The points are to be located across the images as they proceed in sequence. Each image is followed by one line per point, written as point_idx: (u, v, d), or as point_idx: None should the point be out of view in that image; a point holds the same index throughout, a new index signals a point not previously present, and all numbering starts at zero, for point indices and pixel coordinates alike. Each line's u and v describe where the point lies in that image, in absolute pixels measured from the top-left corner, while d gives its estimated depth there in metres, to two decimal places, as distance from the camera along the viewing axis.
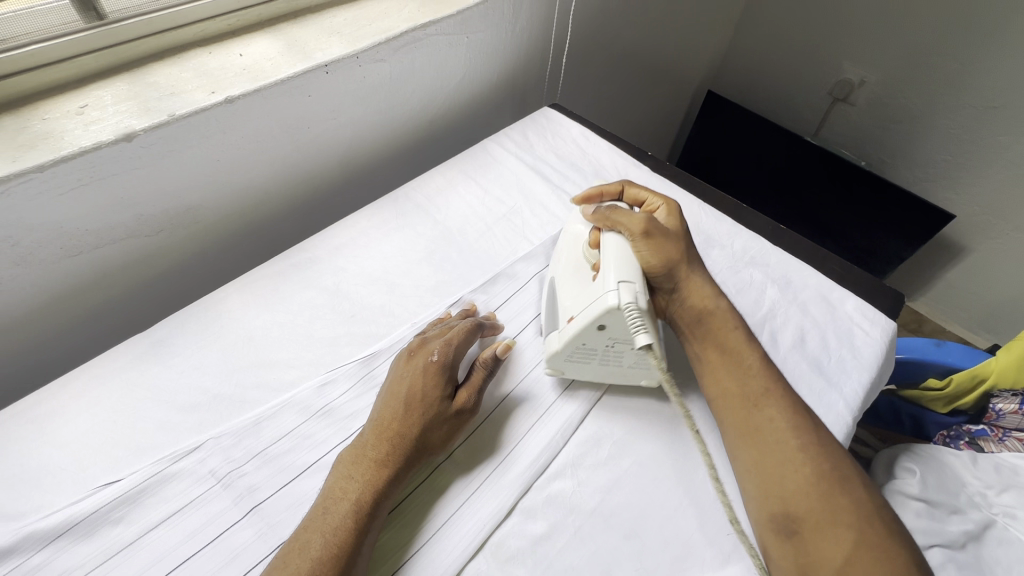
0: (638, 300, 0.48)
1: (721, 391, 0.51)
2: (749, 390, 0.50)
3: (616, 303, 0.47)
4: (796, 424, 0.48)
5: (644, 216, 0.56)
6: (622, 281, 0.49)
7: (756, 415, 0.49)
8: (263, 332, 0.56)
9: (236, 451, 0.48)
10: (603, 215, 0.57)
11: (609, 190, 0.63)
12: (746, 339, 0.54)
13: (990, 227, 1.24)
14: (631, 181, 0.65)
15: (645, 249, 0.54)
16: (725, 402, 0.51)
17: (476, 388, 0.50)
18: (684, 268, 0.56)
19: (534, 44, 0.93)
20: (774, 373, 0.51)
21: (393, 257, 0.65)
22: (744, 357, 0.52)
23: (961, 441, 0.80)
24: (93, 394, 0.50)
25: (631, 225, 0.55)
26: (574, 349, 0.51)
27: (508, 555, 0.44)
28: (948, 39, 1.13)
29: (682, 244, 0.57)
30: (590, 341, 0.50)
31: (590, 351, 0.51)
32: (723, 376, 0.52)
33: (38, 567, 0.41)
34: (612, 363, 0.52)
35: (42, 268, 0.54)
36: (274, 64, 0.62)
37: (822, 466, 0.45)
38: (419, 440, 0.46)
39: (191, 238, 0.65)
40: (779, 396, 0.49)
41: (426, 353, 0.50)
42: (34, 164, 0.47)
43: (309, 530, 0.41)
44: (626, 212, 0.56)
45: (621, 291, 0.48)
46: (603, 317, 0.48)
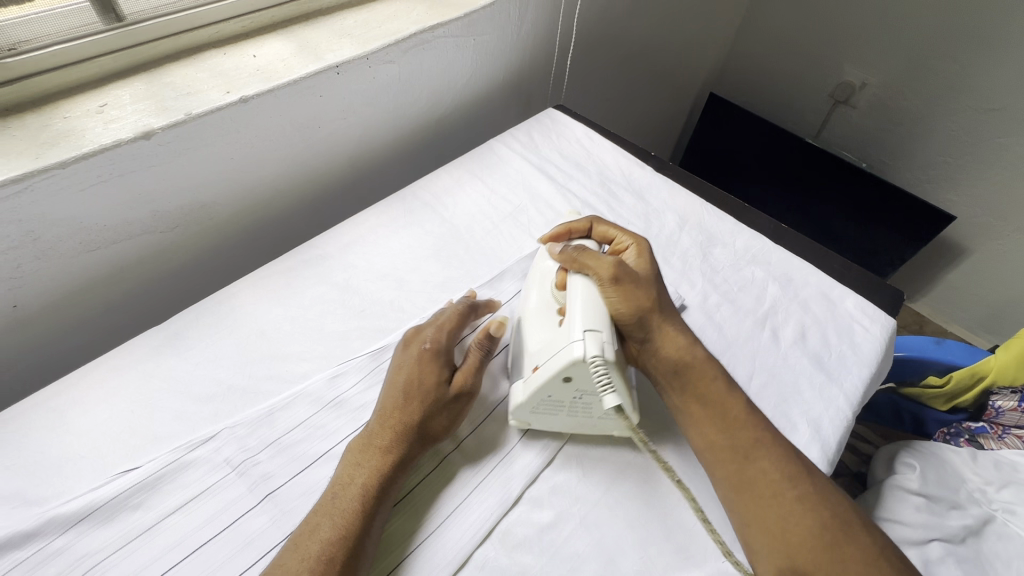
0: (605, 351, 0.45)
1: (708, 443, 0.48)
2: (737, 441, 0.47)
3: (581, 355, 0.45)
4: (791, 472, 0.45)
5: (614, 259, 0.52)
6: (588, 329, 0.46)
7: (748, 468, 0.46)
8: (276, 326, 0.58)
9: (251, 441, 0.49)
10: (571, 255, 0.53)
11: (577, 227, 0.60)
12: (728, 387, 0.50)
13: (991, 228, 1.25)
14: (602, 217, 0.61)
15: (616, 296, 0.51)
16: (713, 455, 0.48)
17: (473, 369, 0.51)
18: (657, 317, 0.51)
19: (540, 46, 0.95)
20: (760, 420, 0.49)
21: (401, 253, 0.66)
22: (728, 406, 0.49)
23: (961, 438, 0.80)
24: (111, 385, 0.51)
25: (599, 269, 0.51)
26: (539, 401, 0.48)
27: (514, 543, 0.45)
28: (948, 42, 1.14)
29: (656, 289, 0.53)
30: (556, 393, 0.47)
31: (556, 403, 0.48)
32: (708, 428, 0.49)
33: (59, 550, 0.42)
34: (580, 413, 0.49)
35: (61, 262, 0.55)
36: (287, 65, 0.63)
37: (823, 514, 0.43)
38: (421, 426, 0.47)
39: (204, 234, 0.66)
40: (769, 444, 0.47)
41: (420, 342, 0.51)
42: (55, 161, 0.49)
43: (319, 513, 0.42)
44: (596, 254, 0.53)
45: (587, 340, 0.46)
46: (568, 369, 0.45)
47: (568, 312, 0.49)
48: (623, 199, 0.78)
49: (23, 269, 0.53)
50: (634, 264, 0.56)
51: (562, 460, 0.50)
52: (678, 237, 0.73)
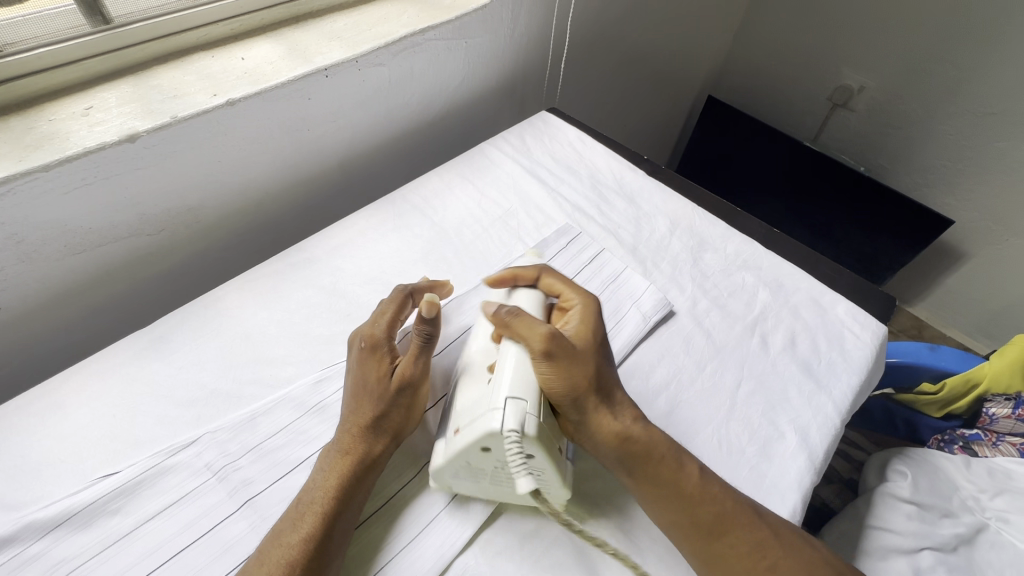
0: (524, 424, 0.40)
1: (669, 522, 0.45)
2: (701, 520, 0.44)
3: (498, 427, 0.40)
4: (760, 540, 0.44)
5: (547, 329, 0.45)
6: (511, 397, 0.41)
7: (719, 545, 0.43)
8: (262, 330, 0.57)
9: (232, 446, 0.49)
10: (503, 320, 0.47)
11: (524, 273, 0.55)
12: (679, 463, 0.46)
13: (989, 233, 1.24)
14: (553, 268, 0.56)
15: (547, 373, 0.44)
16: (678, 533, 0.44)
17: (414, 357, 0.48)
18: (594, 397, 0.45)
19: (534, 48, 0.94)
20: (717, 489, 0.45)
21: (389, 257, 0.66)
22: (682, 484, 0.45)
23: (955, 445, 0.79)
24: (93, 389, 0.51)
25: (531, 340, 0.45)
26: (457, 467, 0.43)
27: (495, 551, 0.44)
28: (945, 46, 1.14)
29: (595, 362, 0.47)
30: (474, 461, 0.42)
31: (477, 470, 0.43)
32: (666, 509, 0.45)
33: (36, 556, 0.42)
34: (502, 484, 0.44)
35: (46, 264, 0.55)
36: (275, 67, 0.63)
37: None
38: (374, 424, 0.46)
39: (191, 237, 0.66)
40: (734, 515, 0.44)
41: (355, 341, 0.50)
42: (40, 164, 0.49)
43: (288, 518, 0.42)
44: (529, 322, 0.46)
45: (508, 410, 0.41)
46: (484, 440, 0.41)
47: (497, 371, 0.44)
48: (614, 203, 0.77)
49: (7, 272, 0.53)
50: (575, 330, 0.50)
51: None
52: (668, 242, 0.73)
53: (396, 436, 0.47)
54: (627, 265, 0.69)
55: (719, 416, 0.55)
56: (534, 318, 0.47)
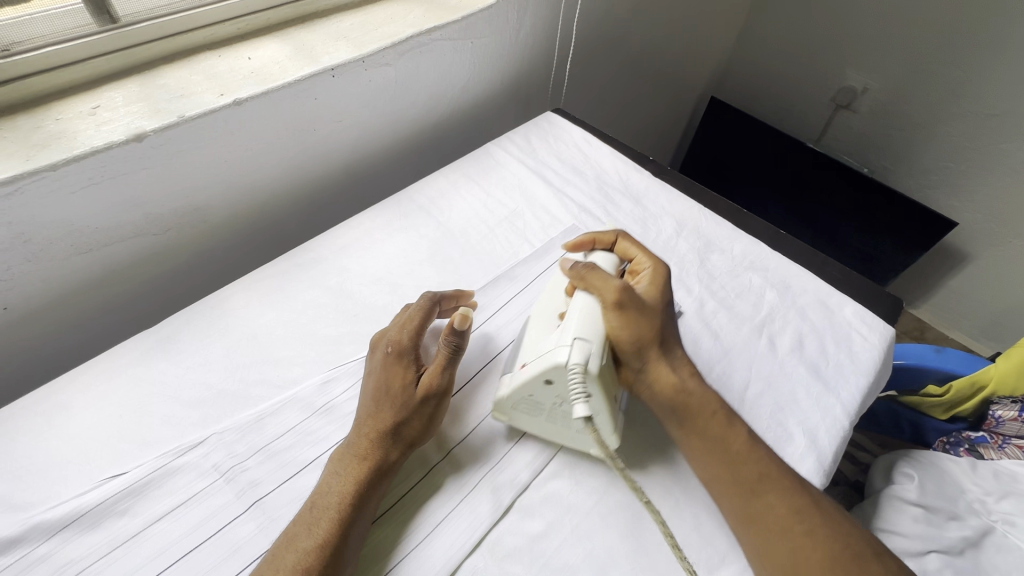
0: (588, 362, 0.45)
1: (712, 476, 0.47)
2: (743, 477, 0.46)
3: (564, 360, 0.45)
4: (798, 505, 0.45)
5: (620, 284, 0.50)
6: (578, 337, 0.46)
7: (756, 503, 0.45)
8: (268, 330, 0.57)
9: (239, 446, 0.48)
10: (579, 272, 0.52)
11: (602, 238, 0.60)
12: (728, 421, 0.49)
13: (993, 235, 1.24)
14: (629, 233, 0.61)
15: (615, 322, 0.49)
16: (720, 488, 0.47)
17: (442, 368, 0.49)
18: (656, 349, 0.50)
19: (539, 49, 0.94)
20: (762, 452, 0.48)
21: (396, 257, 0.66)
22: (729, 440, 0.48)
23: (961, 447, 0.79)
24: (100, 389, 0.51)
25: (605, 292, 0.50)
26: (519, 399, 0.48)
27: (504, 553, 0.44)
28: (949, 47, 1.14)
29: (660, 319, 0.51)
30: (537, 394, 0.47)
31: (537, 403, 0.48)
32: (710, 462, 0.47)
33: (43, 557, 0.41)
34: (559, 421, 0.48)
35: (53, 264, 0.55)
36: (282, 67, 0.63)
37: (834, 548, 0.43)
38: (394, 431, 0.46)
39: (198, 236, 0.66)
40: (775, 478, 0.46)
41: (383, 346, 0.51)
42: (46, 163, 0.49)
43: (298, 523, 0.42)
44: (603, 275, 0.51)
45: (574, 347, 0.46)
46: (549, 372, 0.46)
47: (567, 318, 0.49)
48: (620, 203, 0.77)
49: (14, 271, 0.52)
50: (644, 290, 0.54)
51: (555, 465, 0.50)
52: (675, 243, 0.73)
53: (413, 445, 0.47)
54: None
55: None
56: (607, 273, 0.52)
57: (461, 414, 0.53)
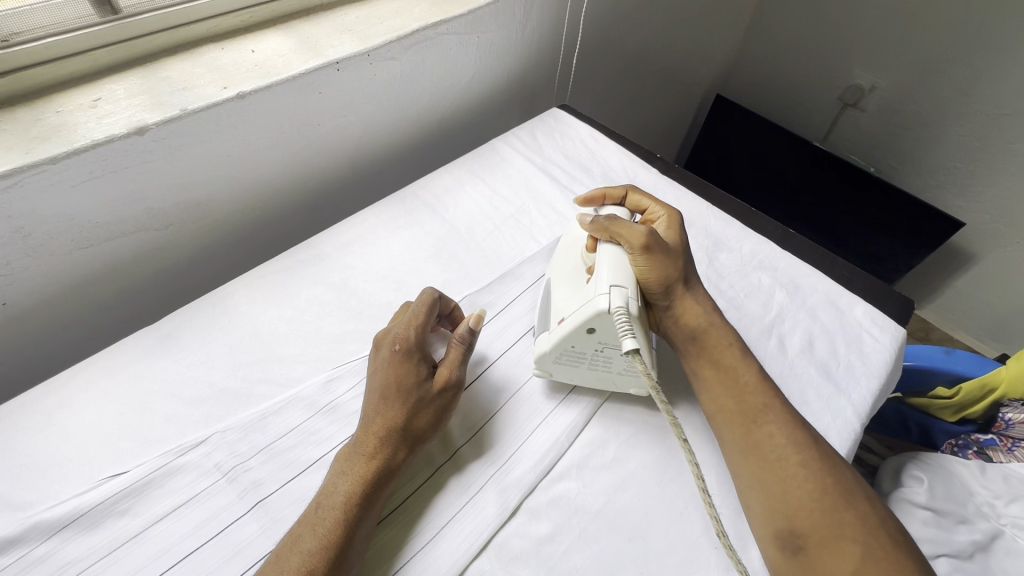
0: (628, 305, 0.47)
1: (720, 407, 0.50)
2: (747, 407, 0.48)
3: (607, 307, 0.47)
4: (796, 437, 0.46)
5: (646, 229, 0.53)
6: (614, 285, 0.48)
7: (755, 432, 0.47)
8: (271, 328, 0.56)
9: (242, 446, 0.48)
10: (602, 225, 0.54)
11: (613, 194, 0.63)
12: (742, 354, 0.52)
13: (1001, 235, 1.23)
14: (637, 186, 0.64)
15: (646, 264, 0.52)
16: (724, 419, 0.49)
17: (455, 363, 0.50)
18: (682, 287, 0.53)
19: (545, 45, 0.93)
20: (771, 388, 0.50)
21: (401, 254, 0.65)
22: (740, 373, 0.51)
23: (969, 450, 0.78)
24: (100, 386, 0.50)
25: (631, 238, 0.52)
26: (563, 351, 0.50)
27: (511, 556, 0.44)
28: (959, 45, 1.12)
29: (683, 258, 0.55)
30: (579, 343, 0.49)
31: (579, 354, 0.50)
32: (721, 393, 0.50)
33: (42, 557, 0.41)
34: (601, 367, 0.51)
35: (54, 259, 0.54)
36: (286, 60, 0.62)
37: (825, 480, 0.44)
38: (404, 430, 0.45)
39: (201, 231, 0.65)
40: (778, 411, 0.48)
41: (389, 343, 0.49)
42: (46, 156, 0.48)
43: (303, 523, 0.41)
44: (627, 224, 0.53)
45: (613, 294, 0.47)
46: (592, 320, 0.47)
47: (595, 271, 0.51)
48: None
49: (13, 266, 0.52)
50: (665, 234, 0.58)
51: (563, 466, 0.49)
52: None
53: (421, 442, 0.47)
54: None
55: None
56: (629, 221, 0.54)
57: (469, 415, 0.52)
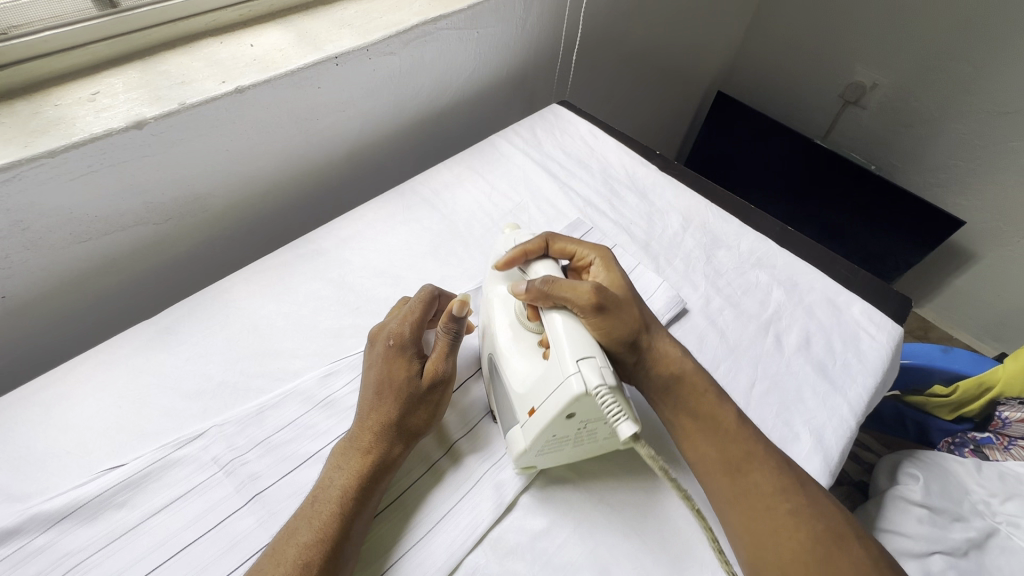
0: (605, 377, 0.41)
1: (702, 457, 0.48)
2: (730, 456, 0.47)
3: (583, 389, 0.40)
4: (783, 483, 0.45)
5: (591, 285, 0.47)
6: (581, 358, 0.42)
7: (741, 482, 0.46)
8: (269, 322, 0.56)
9: (239, 439, 0.48)
10: (541, 290, 0.47)
11: (533, 247, 0.54)
12: (719, 399, 0.50)
13: (1000, 235, 1.22)
14: (552, 231, 0.57)
15: (599, 325, 0.47)
16: (706, 469, 0.47)
17: (445, 355, 0.49)
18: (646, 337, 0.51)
19: (546, 40, 0.93)
20: (751, 432, 0.48)
21: (399, 249, 0.65)
22: (719, 418, 0.48)
23: (966, 448, 0.78)
24: (99, 379, 0.50)
25: (579, 298, 0.47)
26: (544, 443, 0.43)
27: (507, 550, 0.44)
28: (961, 43, 1.12)
29: (636, 306, 0.52)
30: (560, 431, 0.42)
31: (562, 439, 0.44)
32: (701, 444, 0.48)
33: (41, 548, 0.41)
34: (587, 441, 0.45)
35: (51, 252, 0.54)
36: (285, 54, 0.62)
37: (816, 527, 0.43)
38: (397, 424, 0.46)
39: (199, 226, 0.65)
40: (762, 458, 0.46)
41: (383, 339, 0.49)
42: (45, 149, 0.48)
43: (299, 517, 0.41)
44: (569, 283, 0.47)
45: (584, 371, 0.41)
46: (570, 408, 0.41)
47: (554, 346, 0.44)
48: (626, 197, 0.76)
49: (12, 259, 0.52)
50: (608, 280, 0.54)
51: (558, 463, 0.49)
52: (681, 238, 0.72)
53: (416, 436, 0.47)
54: (640, 261, 0.68)
55: None
56: (568, 278, 0.48)
57: (467, 410, 0.52)
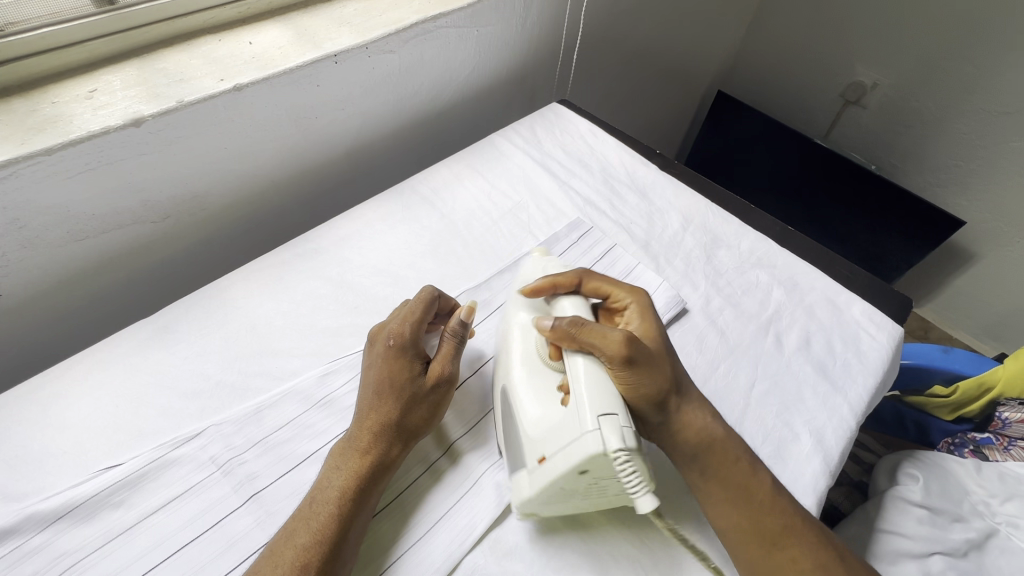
0: (626, 439, 0.39)
1: (734, 526, 0.45)
2: (767, 529, 0.44)
3: (602, 450, 0.38)
4: (819, 557, 0.44)
5: (622, 334, 0.45)
6: (602, 415, 0.40)
7: (777, 556, 0.43)
8: (268, 321, 0.56)
9: (237, 439, 0.48)
10: (567, 332, 0.45)
11: (563, 280, 0.53)
12: (752, 468, 0.47)
13: (1001, 235, 1.22)
14: (588, 268, 0.55)
15: (625, 378, 0.44)
16: (739, 538, 0.44)
17: (447, 357, 0.48)
18: (677, 399, 0.47)
19: (546, 38, 0.93)
20: (786, 502, 0.46)
21: (398, 248, 0.65)
22: (754, 489, 0.45)
23: (966, 448, 0.77)
24: (96, 378, 0.50)
25: (607, 348, 0.44)
26: (550, 493, 0.41)
27: (505, 550, 0.44)
28: (961, 42, 1.12)
29: (668, 362, 0.48)
30: (570, 484, 0.41)
31: (572, 491, 0.42)
32: (735, 512, 0.45)
33: (37, 548, 0.41)
34: (597, 495, 0.43)
35: (48, 250, 0.54)
36: (283, 52, 0.61)
37: None
38: (397, 425, 0.45)
39: (197, 223, 0.65)
40: (799, 530, 0.45)
41: (383, 339, 0.49)
42: (42, 147, 0.48)
43: (296, 518, 0.41)
44: (599, 330, 0.45)
45: (604, 430, 0.39)
46: (583, 464, 0.39)
47: (573, 392, 0.43)
48: (626, 197, 0.76)
49: (9, 257, 0.52)
50: (640, 329, 0.51)
51: None
52: (681, 238, 0.72)
53: (415, 436, 0.47)
54: (640, 261, 0.68)
55: (732, 416, 0.54)
56: (599, 324, 0.46)
57: (465, 410, 0.52)
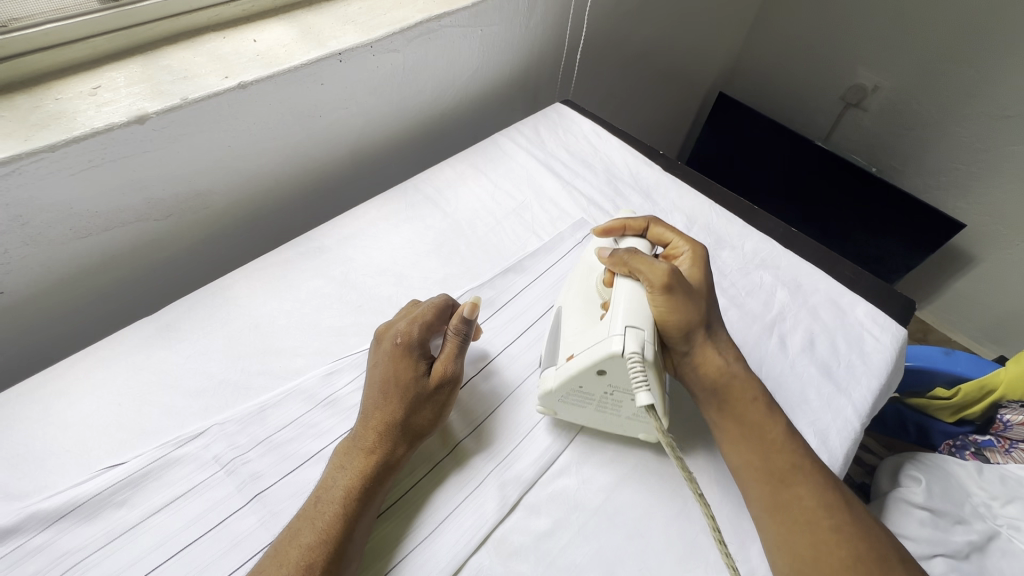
0: (644, 350, 0.43)
1: (745, 461, 0.46)
2: (774, 466, 0.45)
3: (620, 349, 0.42)
4: (826, 499, 0.43)
5: (669, 266, 0.48)
6: (630, 325, 0.44)
7: (783, 493, 0.44)
8: (271, 320, 0.56)
9: (241, 438, 0.47)
10: (621, 258, 0.49)
11: (633, 225, 0.57)
12: (769, 410, 0.48)
13: (1001, 237, 1.22)
14: (659, 218, 0.58)
15: (663, 306, 0.47)
16: (750, 475, 0.45)
17: (451, 357, 0.48)
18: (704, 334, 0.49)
19: (549, 39, 0.93)
20: (799, 446, 0.46)
21: (402, 248, 0.65)
22: (767, 428, 0.47)
23: (967, 451, 0.79)
24: (98, 376, 0.50)
25: (652, 276, 0.47)
26: (569, 391, 0.46)
27: (510, 551, 0.43)
28: (963, 45, 1.12)
29: (706, 301, 0.50)
30: (588, 385, 0.45)
31: (586, 396, 0.46)
32: (745, 447, 0.46)
33: (39, 548, 0.40)
34: (609, 410, 0.47)
35: (50, 248, 0.53)
36: (287, 50, 0.61)
37: (859, 547, 0.41)
38: (402, 425, 0.45)
39: (201, 221, 0.65)
40: (809, 471, 0.45)
41: (391, 336, 0.49)
42: (45, 144, 0.47)
43: (301, 518, 0.41)
44: (648, 259, 0.48)
45: (628, 336, 0.43)
46: (603, 362, 0.43)
47: (611, 306, 0.47)
48: (630, 197, 0.76)
49: (11, 254, 0.51)
50: (687, 273, 0.53)
51: (568, 427, 0.51)
52: None
53: (420, 436, 0.46)
54: None
55: None
56: (650, 256, 0.49)
57: (469, 411, 0.52)
